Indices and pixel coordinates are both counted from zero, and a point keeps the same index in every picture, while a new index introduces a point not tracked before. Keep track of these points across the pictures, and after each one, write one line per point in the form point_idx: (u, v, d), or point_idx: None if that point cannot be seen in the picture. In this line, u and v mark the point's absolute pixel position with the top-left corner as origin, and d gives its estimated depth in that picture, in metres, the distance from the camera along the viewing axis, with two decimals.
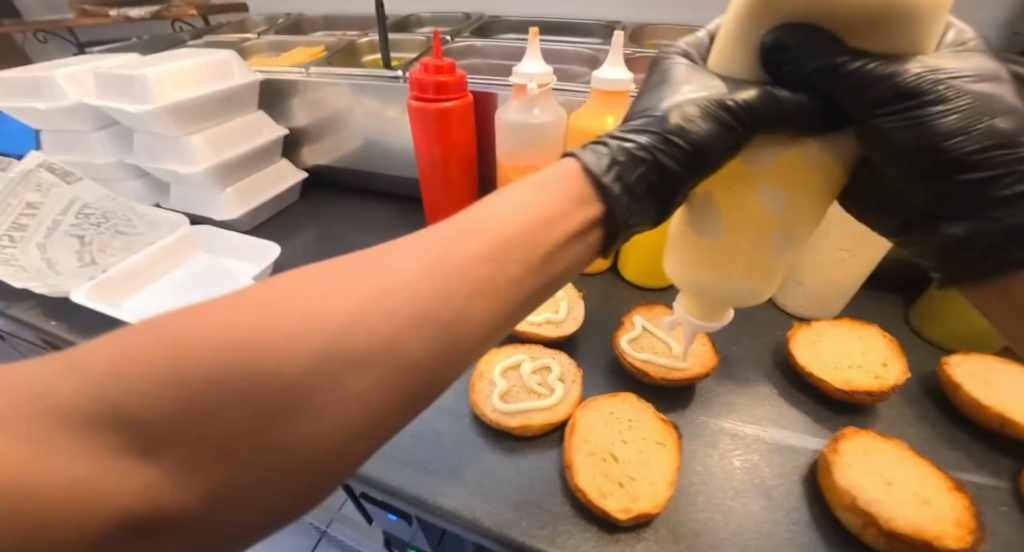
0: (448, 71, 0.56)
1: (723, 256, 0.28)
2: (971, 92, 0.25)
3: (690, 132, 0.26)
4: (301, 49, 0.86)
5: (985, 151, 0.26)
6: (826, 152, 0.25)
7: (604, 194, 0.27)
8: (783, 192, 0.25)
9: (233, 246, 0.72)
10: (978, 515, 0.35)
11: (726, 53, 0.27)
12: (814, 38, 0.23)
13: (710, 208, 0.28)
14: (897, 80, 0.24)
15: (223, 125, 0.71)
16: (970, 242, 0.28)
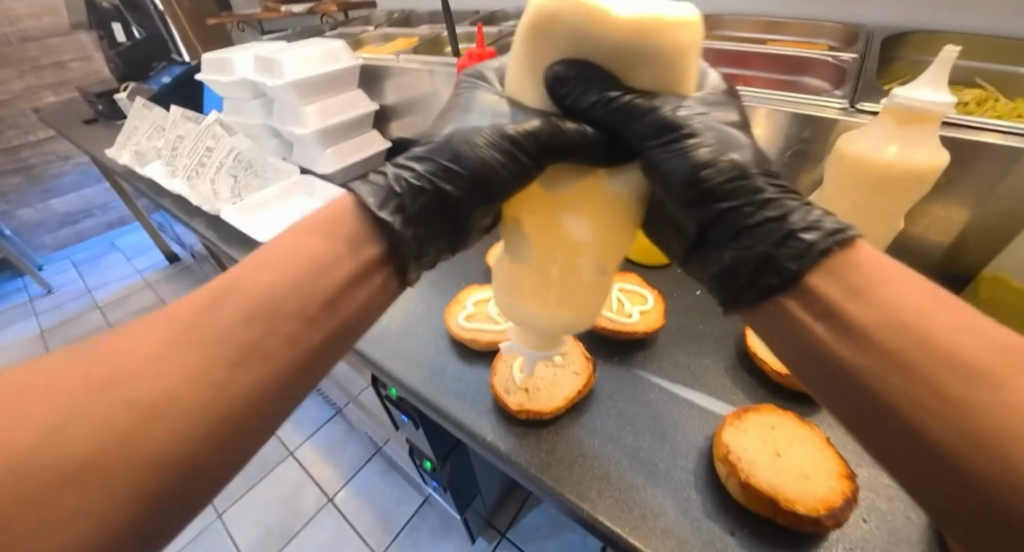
0: (489, 58, 0.67)
1: (540, 276, 0.34)
2: (711, 129, 0.30)
3: (476, 159, 0.31)
4: (399, 41, 1.07)
5: (729, 181, 0.29)
6: (620, 185, 0.32)
7: (387, 230, 0.31)
8: (585, 219, 0.32)
9: (327, 193, 0.93)
10: (851, 502, 0.35)
11: (519, 83, 0.32)
12: (586, 74, 0.28)
13: (521, 235, 0.34)
14: (657, 116, 0.29)
15: (330, 99, 0.94)
16: (733, 266, 0.29)
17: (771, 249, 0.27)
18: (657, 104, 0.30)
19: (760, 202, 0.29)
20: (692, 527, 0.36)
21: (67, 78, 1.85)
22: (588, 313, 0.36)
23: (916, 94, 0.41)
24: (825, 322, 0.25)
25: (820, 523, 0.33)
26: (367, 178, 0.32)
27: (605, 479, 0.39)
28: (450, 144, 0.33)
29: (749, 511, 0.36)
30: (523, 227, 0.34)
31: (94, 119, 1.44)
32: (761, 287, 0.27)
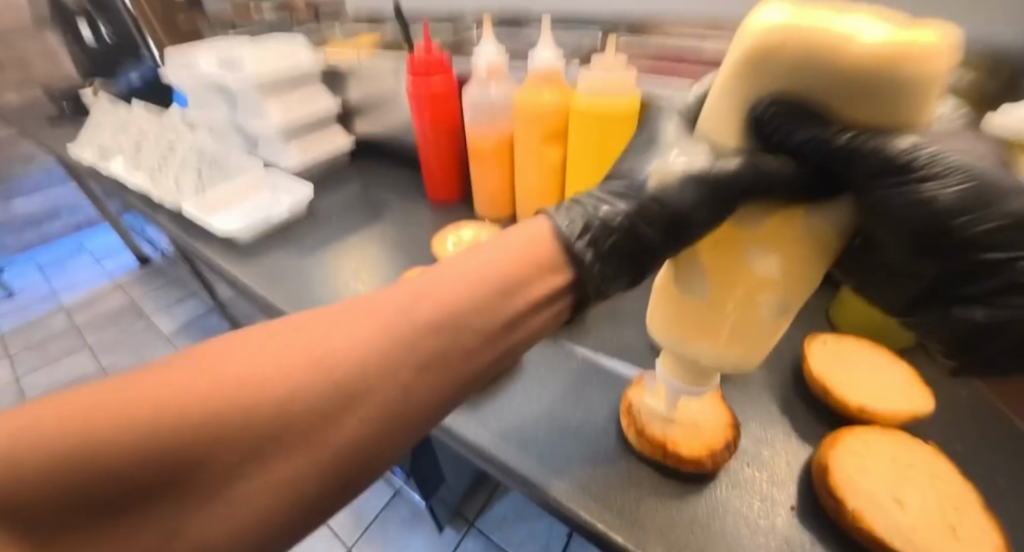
0: (436, 55, 0.73)
1: (709, 315, 0.32)
2: (958, 169, 0.25)
3: (671, 199, 0.30)
4: (363, 39, 1.12)
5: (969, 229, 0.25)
6: (819, 222, 0.28)
7: (575, 262, 0.31)
8: (777, 259, 0.29)
9: (288, 186, 0.95)
10: (731, 448, 0.39)
11: (715, 119, 0.29)
12: (794, 114, 0.26)
13: (697, 271, 0.32)
14: (887, 154, 0.25)
15: (293, 96, 0.97)
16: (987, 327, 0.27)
17: None
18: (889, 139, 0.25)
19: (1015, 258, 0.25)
20: (596, 474, 0.39)
21: (33, 76, 1.83)
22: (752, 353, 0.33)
23: None
24: None
25: (701, 466, 0.37)
26: (562, 207, 0.33)
27: (523, 437, 0.43)
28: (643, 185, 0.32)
29: (645, 458, 0.40)
30: (699, 262, 0.32)
31: (59, 116, 1.44)
32: None
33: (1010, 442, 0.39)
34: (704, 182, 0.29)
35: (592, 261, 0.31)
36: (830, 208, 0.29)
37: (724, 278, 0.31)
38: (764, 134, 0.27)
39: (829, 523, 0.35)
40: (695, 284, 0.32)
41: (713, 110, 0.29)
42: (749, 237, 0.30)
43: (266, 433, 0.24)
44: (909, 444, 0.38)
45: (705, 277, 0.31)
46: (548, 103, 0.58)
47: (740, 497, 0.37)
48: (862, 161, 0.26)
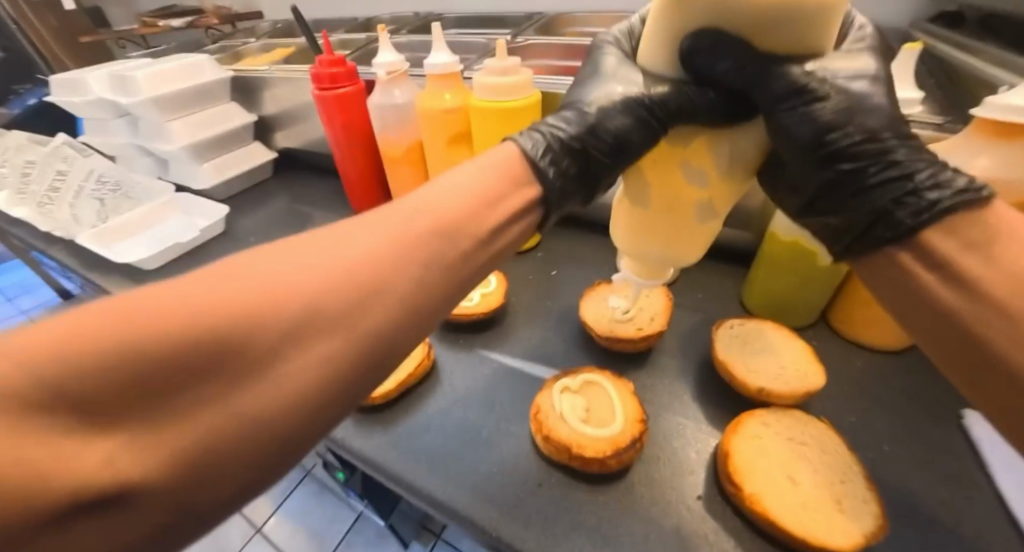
0: (340, 64, 0.69)
1: (650, 226, 0.34)
2: (846, 91, 0.28)
3: (613, 126, 0.32)
4: (277, 51, 1.08)
5: (856, 145, 0.28)
6: (735, 144, 0.31)
7: (541, 177, 0.32)
8: (704, 170, 0.31)
9: (202, 209, 0.89)
10: (640, 442, 0.38)
11: (650, 47, 0.31)
12: (720, 44, 0.27)
13: (643, 186, 0.34)
14: (793, 77, 0.27)
15: (199, 114, 0.91)
16: (848, 226, 0.29)
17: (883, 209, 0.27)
18: (788, 63, 0.27)
19: (886, 163, 0.28)
20: (506, 484, 0.38)
21: None
22: (692, 255, 0.35)
23: None
24: (950, 287, 0.25)
25: (605, 464, 0.36)
26: (523, 133, 0.34)
27: (432, 456, 0.41)
28: (590, 108, 0.34)
29: (554, 462, 0.39)
30: (646, 177, 0.34)
31: None
32: (871, 244, 0.28)
33: (894, 405, 0.42)
34: (638, 106, 0.31)
35: (554, 175, 0.32)
36: (741, 129, 0.31)
37: (669, 190, 0.32)
38: (689, 62, 0.29)
39: (734, 509, 0.35)
40: (639, 192, 0.34)
41: (652, 38, 0.30)
42: (684, 152, 0.32)
43: (290, 334, 0.22)
44: (802, 420, 0.39)
45: (648, 189, 0.33)
46: (447, 106, 0.58)
47: (649, 492, 0.37)
48: (773, 79, 0.27)
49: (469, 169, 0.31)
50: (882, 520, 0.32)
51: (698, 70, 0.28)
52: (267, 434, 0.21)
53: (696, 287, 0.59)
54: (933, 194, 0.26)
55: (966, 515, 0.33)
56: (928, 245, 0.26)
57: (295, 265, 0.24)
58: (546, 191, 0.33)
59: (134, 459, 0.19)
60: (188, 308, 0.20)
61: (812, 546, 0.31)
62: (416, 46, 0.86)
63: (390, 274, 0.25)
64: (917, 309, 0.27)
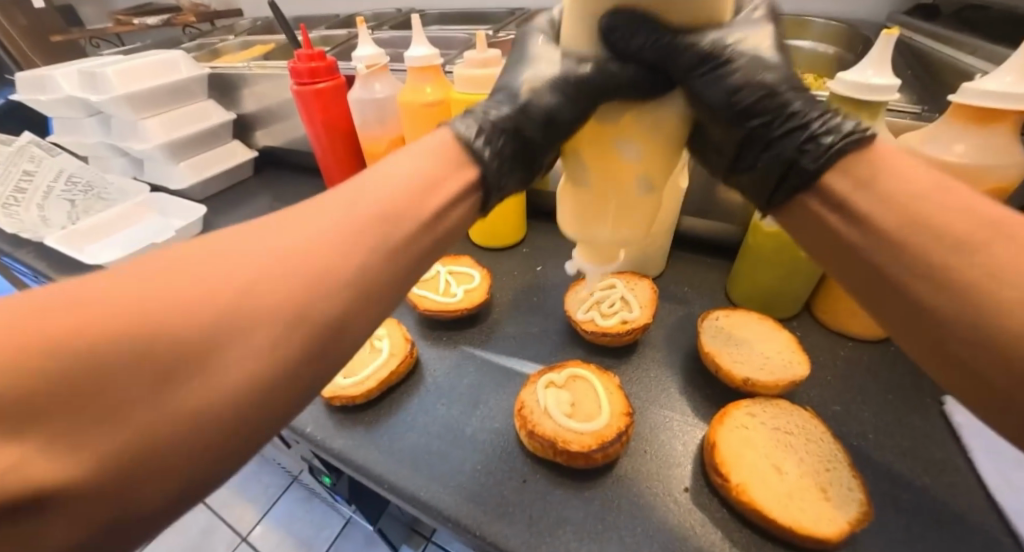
0: (318, 58, 0.68)
1: (597, 204, 0.33)
2: (745, 57, 0.28)
3: (542, 103, 0.31)
4: (256, 48, 1.06)
5: (759, 103, 0.28)
6: (665, 116, 0.30)
7: (478, 159, 0.31)
8: (636, 144, 0.31)
9: (178, 209, 0.86)
10: (626, 436, 0.37)
11: (573, 28, 0.30)
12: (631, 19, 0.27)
13: (581, 163, 0.33)
14: (698, 46, 0.28)
15: (175, 112, 0.89)
16: (776, 179, 0.29)
17: (799, 162, 0.27)
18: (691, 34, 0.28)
19: (786, 117, 0.28)
20: (490, 482, 0.37)
21: None
22: (638, 232, 0.35)
23: None
24: (852, 227, 0.25)
25: (590, 458, 0.35)
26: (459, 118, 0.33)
27: (414, 455, 0.40)
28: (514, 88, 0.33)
29: (539, 457, 0.38)
30: (581, 156, 0.33)
31: None
32: (789, 193, 0.28)
33: (877, 392, 0.42)
34: (566, 82, 0.30)
35: (491, 156, 0.31)
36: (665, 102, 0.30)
37: (605, 163, 0.32)
38: (611, 41, 0.29)
39: (721, 500, 0.35)
40: (581, 170, 0.33)
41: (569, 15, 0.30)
42: (613, 128, 0.31)
43: (225, 327, 0.21)
44: (788, 410, 0.39)
45: (586, 167, 0.33)
46: (428, 100, 0.57)
47: (635, 485, 0.36)
48: (679, 52, 0.27)
49: (407, 157, 0.30)
50: (866, 506, 0.32)
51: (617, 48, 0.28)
52: (215, 431, 0.20)
53: (682, 280, 0.59)
54: (828, 138, 0.27)
55: (947, 499, 0.34)
56: (825, 187, 0.27)
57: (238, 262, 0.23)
58: (485, 172, 0.31)
59: (53, 461, 0.17)
60: (114, 318, 0.19)
61: (799, 535, 0.31)
62: (398, 42, 0.85)
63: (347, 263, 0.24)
64: (892, 294, 0.24)
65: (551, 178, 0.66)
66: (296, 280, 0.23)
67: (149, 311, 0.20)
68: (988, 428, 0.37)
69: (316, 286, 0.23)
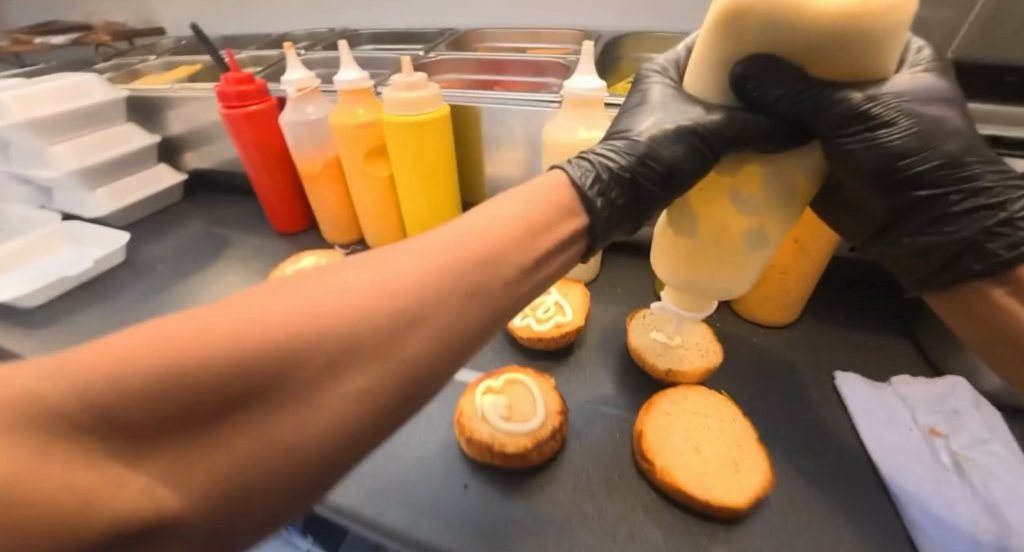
0: (248, 81, 0.68)
1: (700, 254, 0.33)
2: (918, 117, 0.28)
3: (663, 154, 0.32)
4: (180, 68, 1.03)
5: (938, 169, 0.29)
6: (795, 164, 0.31)
7: (589, 207, 0.32)
8: (756, 199, 0.31)
9: (95, 237, 0.81)
10: (559, 432, 0.40)
11: (706, 81, 0.31)
12: (775, 68, 0.27)
13: (688, 212, 0.33)
14: (852, 104, 0.28)
15: (88, 136, 0.84)
16: (930, 255, 0.31)
17: (971, 237, 0.29)
18: (845, 93, 0.28)
19: (969, 192, 0.29)
20: (433, 490, 0.38)
21: None
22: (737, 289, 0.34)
23: (576, 84, 0.49)
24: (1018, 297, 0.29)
25: (526, 456, 0.38)
26: (572, 161, 0.34)
27: (359, 472, 0.40)
28: (638, 141, 0.33)
29: (480, 462, 0.40)
30: (695, 211, 0.33)
31: None
32: (959, 274, 0.30)
33: (784, 372, 0.47)
34: (690, 134, 0.31)
35: (602, 205, 0.32)
36: (799, 153, 0.31)
37: (715, 219, 0.32)
38: (743, 89, 0.29)
39: (649, 483, 0.38)
40: (688, 224, 0.33)
41: (701, 66, 0.31)
42: (733, 179, 0.32)
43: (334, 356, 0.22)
44: (705, 395, 0.43)
45: (696, 218, 0.33)
46: (362, 121, 0.58)
47: (571, 479, 0.39)
48: (833, 106, 0.28)
49: (513, 198, 0.30)
50: (769, 476, 0.36)
51: (752, 99, 0.29)
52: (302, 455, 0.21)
53: (614, 282, 0.62)
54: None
55: (836, 463, 0.38)
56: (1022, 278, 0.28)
57: (332, 292, 0.23)
58: (592, 219, 0.32)
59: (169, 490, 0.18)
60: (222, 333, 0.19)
61: (714, 506, 0.34)
62: (330, 62, 0.85)
63: (428, 303, 0.24)
64: (976, 319, 0.31)
65: (489, 192, 0.68)
66: (394, 304, 0.24)
67: (275, 329, 0.21)
68: (870, 397, 0.43)
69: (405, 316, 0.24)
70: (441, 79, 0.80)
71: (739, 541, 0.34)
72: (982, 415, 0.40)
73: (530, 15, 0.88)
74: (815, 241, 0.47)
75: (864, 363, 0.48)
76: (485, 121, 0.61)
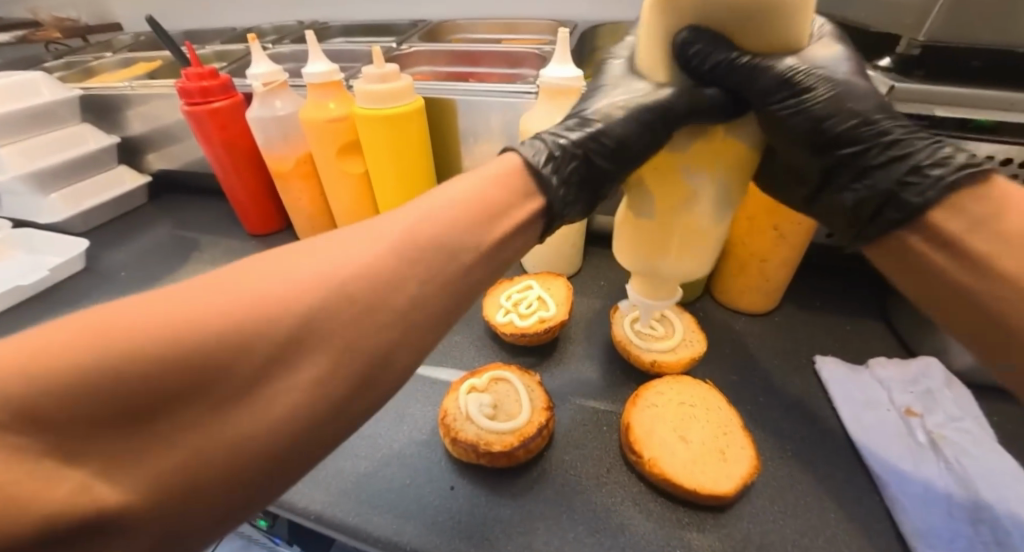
0: (210, 76, 0.65)
1: (659, 234, 0.34)
2: (835, 82, 0.30)
3: (612, 130, 0.32)
4: (139, 65, 0.99)
5: (852, 128, 0.31)
6: (740, 136, 0.31)
7: (545, 186, 0.32)
8: (705, 170, 0.31)
9: (50, 244, 0.77)
10: (546, 429, 0.39)
11: (650, 56, 0.32)
12: (712, 40, 0.28)
13: (645, 192, 0.33)
14: (778, 72, 0.29)
15: (38, 138, 0.79)
16: (859, 208, 0.32)
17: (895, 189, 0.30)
18: (773, 61, 0.30)
19: (885, 144, 0.31)
20: (419, 494, 0.37)
21: None
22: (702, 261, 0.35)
23: (552, 74, 0.48)
24: (944, 251, 0.29)
25: (513, 455, 0.37)
26: (525, 142, 0.33)
27: (342, 478, 0.39)
28: (585, 116, 0.34)
29: (466, 462, 0.39)
30: (645, 189, 0.33)
31: None
32: (883, 225, 0.31)
33: (766, 359, 0.47)
34: (641, 109, 0.31)
35: (559, 183, 0.32)
36: (743, 122, 0.32)
37: (666, 193, 0.32)
38: (685, 58, 0.29)
39: (637, 476, 0.37)
40: (645, 200, 0.34)
41: (646, 43, 0.31)
42: (682, 158, 0.32)
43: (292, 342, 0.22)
44: (690, 385, 0.43)
45: (649, 198, 0.33)
46: (333, 116, 0.56)
47: (560, 475, 0.38)
48: (761, 75, 0.29)
49: (472, 178, 0.31)
50: (755, 462, 0.36)
51: (693, 68, 0.29)
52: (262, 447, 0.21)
53: (596, 275, 0.62)
54: (937, 170, 0.29)
55: (817, 446, 0.39)
56: (932, 222, 0.29)
57: (293, 281, 0.23)
58: (549, 199, 0.32)
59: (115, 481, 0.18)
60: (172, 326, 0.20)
61: (702, 495, 0.34)
62: (298, 56, 0.82)
63: (389, 293, 0.25)
64: (905, 266, 0.31)
65: None
66: (351, 299, 0.24)
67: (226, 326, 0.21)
68: (848, 379, 0.43)
69: (359, 303, 0.24)
70: (415, 73, 0.79)
71: (727, 527, 0.34)
72: (953, 392, 0.41)
73: (505, 6, 0.87)
74: (794, 227, 0.47)
75: (843, 347, 0.49)
76: (461, 115, 0.60)
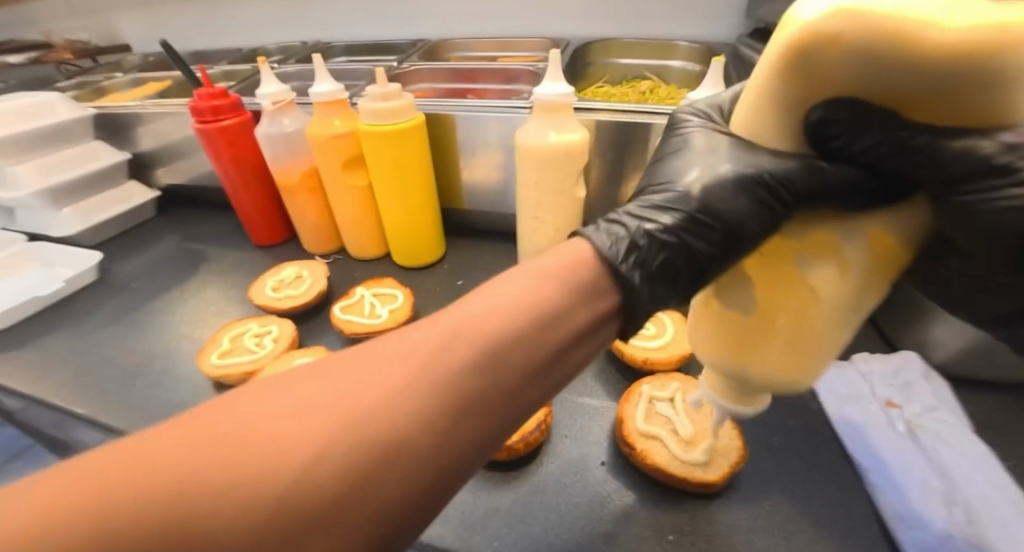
0: (221, 96, 0.68)
1: (748, 339, 0.28)
2: None
3: (721, 215, 0.28)
4: (149, 85, 1.02)
5: None
6: (905, 230, 0.26)
7: (623, 285, 0.27)
8: (828, 262, 0.26)
9: (63, 257, 0.80)
10: (544, 424, 0.41)
11: (759, 122, 0.27)
12: (864, 113, 0.23)
13: (743, 288, 0.28)
14: (974, 153, 0.23)
15: (53, 155, 0.83)
16: None
17: None
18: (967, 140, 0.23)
19: None
20: None
21: None
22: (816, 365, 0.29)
23: (546, 89, 0.51)
24: None
25: (513, 448, 0.39)
26: (598, 224, 0.30)
27: None
28: (686, 193, 0.29)
29: None
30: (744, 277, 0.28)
31: None
32: None
33: None
34: (755, 184, 0.26)
35: (641, 280, 0.27)
36: (906, 210, 0.26)
37: (779, 287, 0.27)
38: (820, 135, 0.25)
39: (632, 467, 0.39)
40: (739, 295, 0.28)
41: (751, 108, 0.27)
42: (797, 244, 0.27)
43: (368, 465, 0.20)
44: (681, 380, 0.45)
45: (751, 289, 0.28)
46: (338, 132, 0.60)
47: (558, 468, 0.40)
48: (947, 160, 0.23)
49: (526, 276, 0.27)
50: (742, 455, 0.38)
51: (832, 148, 0.25)
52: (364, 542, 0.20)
53: None
54: None
55: (802, 438, 0.41)
56: None
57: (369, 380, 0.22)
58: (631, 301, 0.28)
59: None
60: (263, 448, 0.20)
61: (692, 482, 0.36)
62: (304, 74, 0.86)
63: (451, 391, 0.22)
64: None
65: (466, 197, 0.70)
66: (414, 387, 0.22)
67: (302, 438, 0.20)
68: (832, 374, 0.45)
69: (416, 401, 0.22)
70: (415, 89, 0.82)
71: (717, 513, 0.36)
72: (931, 385, 0.43)
73: (501, 24, 0.91)
74: None
75: None
76: (460, 130, 0.63)
